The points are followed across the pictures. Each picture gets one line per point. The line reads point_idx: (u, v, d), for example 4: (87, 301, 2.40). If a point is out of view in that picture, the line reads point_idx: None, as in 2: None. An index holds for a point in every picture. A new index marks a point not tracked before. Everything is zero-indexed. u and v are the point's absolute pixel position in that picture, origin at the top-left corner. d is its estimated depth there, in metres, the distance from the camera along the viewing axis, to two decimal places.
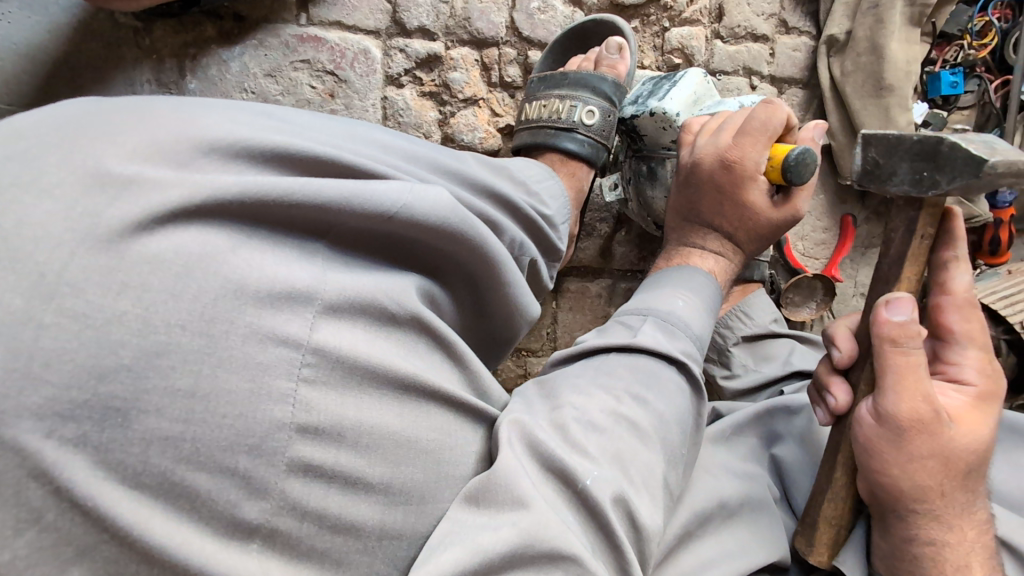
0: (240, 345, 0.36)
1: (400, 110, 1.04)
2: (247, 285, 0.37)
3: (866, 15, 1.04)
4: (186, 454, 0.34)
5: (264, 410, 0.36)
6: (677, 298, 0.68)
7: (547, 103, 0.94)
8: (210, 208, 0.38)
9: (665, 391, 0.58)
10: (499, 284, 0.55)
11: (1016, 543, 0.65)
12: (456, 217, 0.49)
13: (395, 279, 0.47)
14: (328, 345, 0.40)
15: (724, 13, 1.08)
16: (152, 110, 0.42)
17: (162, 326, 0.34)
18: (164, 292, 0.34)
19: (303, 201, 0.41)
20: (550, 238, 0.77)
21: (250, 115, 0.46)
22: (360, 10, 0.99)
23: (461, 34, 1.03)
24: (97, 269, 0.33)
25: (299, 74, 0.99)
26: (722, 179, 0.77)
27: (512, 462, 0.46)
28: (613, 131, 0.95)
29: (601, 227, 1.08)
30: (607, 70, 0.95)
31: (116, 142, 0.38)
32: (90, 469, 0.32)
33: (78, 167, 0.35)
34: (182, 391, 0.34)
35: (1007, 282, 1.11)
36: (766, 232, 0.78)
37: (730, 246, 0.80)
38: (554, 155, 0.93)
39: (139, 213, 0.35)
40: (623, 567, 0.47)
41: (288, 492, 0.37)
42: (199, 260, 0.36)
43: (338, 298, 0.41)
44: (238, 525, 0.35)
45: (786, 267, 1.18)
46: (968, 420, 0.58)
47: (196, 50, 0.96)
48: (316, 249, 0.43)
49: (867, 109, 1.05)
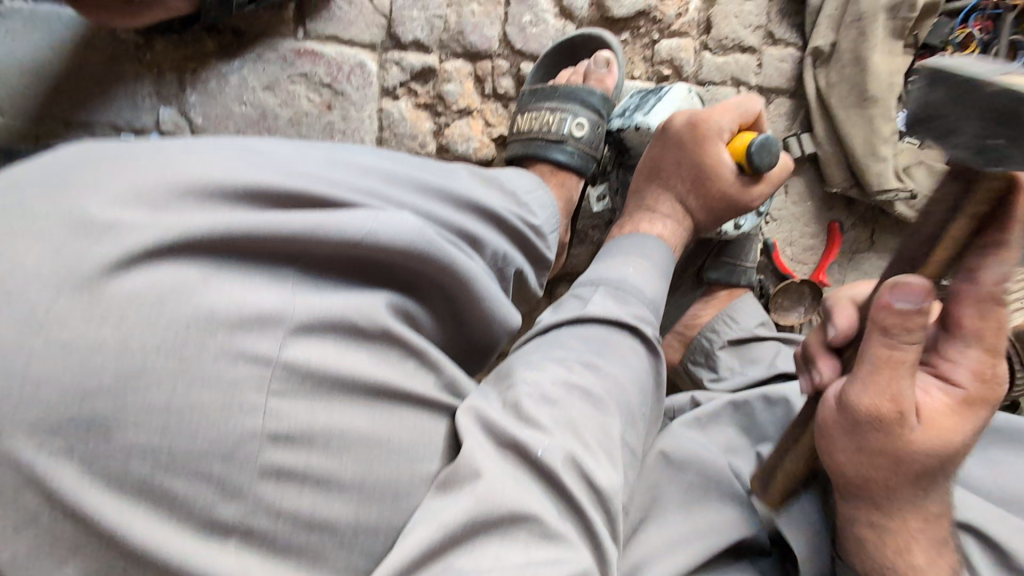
0: (211, 363, 0.38)
1: (396, 121, 1.06)
2: (216, 312, 0.39)
3: (850, 28, 1.06)
4: (163, 461, 0.36)
5: (237, 422, 0.38)
6: (630, 266, 0.74)
7: (538, 115, 0.96)
8: (184, 244, 0.40)
9: (615, 356, 0.62)
10: (474, 297, 0.58)
11: (983, 535, 0.69)
12: (423, 239, 0.51)
13: (365, 295, 0.48)
14: (297, 360, 0.42)
15: (712, 25, 1.10)
16: (135, 152, 0.44)
17: (140, 349, 0.36)
18: (142, 322, 0.37)
19: (266, 233, 0.43)
20: (537, 248, 0.80)
21: (222, 153, 0.47)
22: (356, 25, 1.02)
23: (455, 47, 1.05)
24: (79, 308, 0.35)
25: (297, 88, 1.01)
26: (685, 142, 0.83)
27: (472, 443, 0.49)
28: (601, 142, 0.98)
29: (593, 235, 1.10)
30: (596, 83, 0.98)
31: (97, 185, 0.40)
32: (78, 475, 0.34)
33: (63, 212, 0.38)
34: (158, 408, 0.36)
35: None
36: (715, 204, 0.86)
37: (683, 215, 0.87)
38: (545, 166, 0.95)
39: (117, 255, 0.37)
40: (587, 526, 0.50)
41: (261, 494, 0.39)
42: (172, 296, 0.38)
43: (308, 317, 0.43)
44: (216, 524, 0.38)
45: (775, 272, 1.21)
46: (884, 375, 0.60)
47: (196, 64, 0.98)
48: (288, 275, 0.45)
49: (851, 119, 1.08)
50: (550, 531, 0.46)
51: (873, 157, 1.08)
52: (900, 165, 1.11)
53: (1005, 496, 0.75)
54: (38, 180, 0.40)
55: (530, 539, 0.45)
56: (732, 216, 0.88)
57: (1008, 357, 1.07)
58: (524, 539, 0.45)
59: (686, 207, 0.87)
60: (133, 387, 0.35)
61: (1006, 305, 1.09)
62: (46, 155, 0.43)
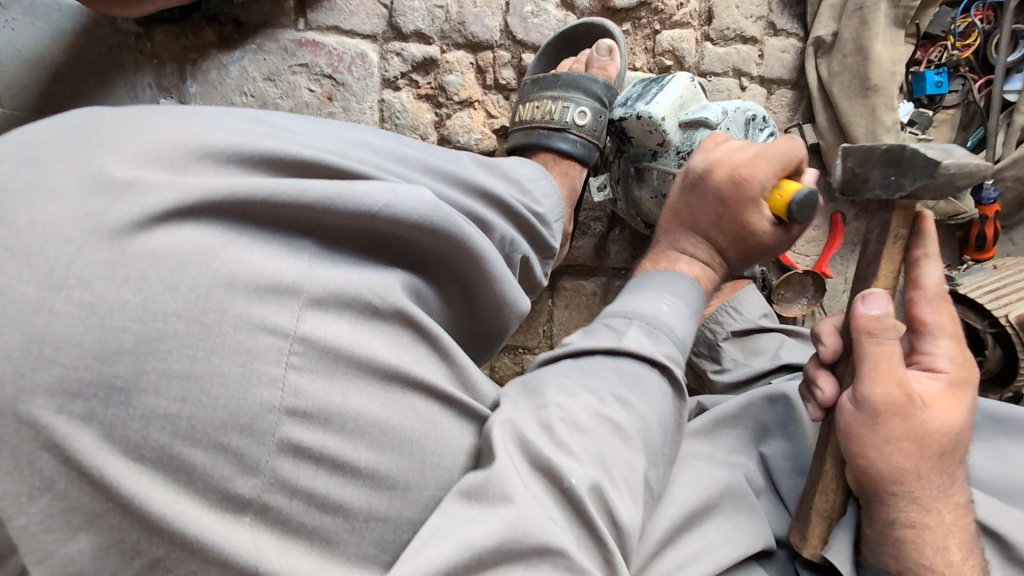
0: (232, 333, 0.38)
1: (397, 112, 1.06)
2: (237, 279, 0.39)
3: (852, 16, 1.06)
4: (183, 430, 0.36)
5: (256, 394, 0.38)
6: (662, 301, 0.70)
7: (540, 104, 0.96)
8: (202, 207, 0.39)
9: (646, 392, 0.60)
10: (486, 280, 0.57)
11: (992, 523, 0.68)
12: (439, 215, 0.51)
13: (380, 274, 0.48)
14: (315, 336, 0.41)
15: (713, 16, 1.10)
16: (152, 112, 0.43)
17: (160, 313, 0.36)
18: (162, 284, 0.36)
19: (288, 201, 0.43)
20: (543, 236, 0.79)
21: (242, 122, 0.47)
22: (356, 15, 1.01)
23: (456, 38, 1.05)
24: (100, 263, 0.35)
25: (298, 78, 1.01)
26: (727, 195, 0.75)
27: (504, 461, 0.48)
28: (604, 132, 0.97)
29: (595, 226, 1.12)
30: (598, 71, 0.97)
31: (117, 145, 0.39)
32: (95, 440, 0.34)
33: (82, 169, 0.37)
34: (177, 372, 0.36)
35: (993, 277, 1.14)
36: (754, 253, 0.78)
37: (714, 268, 0.81)
38: (547, 155, 0.95)
39: (138, 213, 0.37)
40: (606, 556, 0.49)
41: (279, 469, 0.39)
42: (195, 258, 0.38)
43: (324, 292, 0.43)
44: (231, 497, 0.37)
45: (778, 265, 1.22)
46: (942, 405, 0.62)
47: (196, 55, 0.98)
48: (305, 246, 0.45)
49: (855, 108, 1.08)
50: (574, 564, 0.46)
51: None
52: None
53: (1012, 482, 0.75)
54: (52, 137, 0.39)
55: (552, 573, 0.45)
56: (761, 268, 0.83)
57: (1013, 346, 1.06)
58: (548, 572, 0.45)
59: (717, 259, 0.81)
60: (154, 353, 0.35)
61: (1009, 295, 1.09)
62: (66, 112, 0.42)
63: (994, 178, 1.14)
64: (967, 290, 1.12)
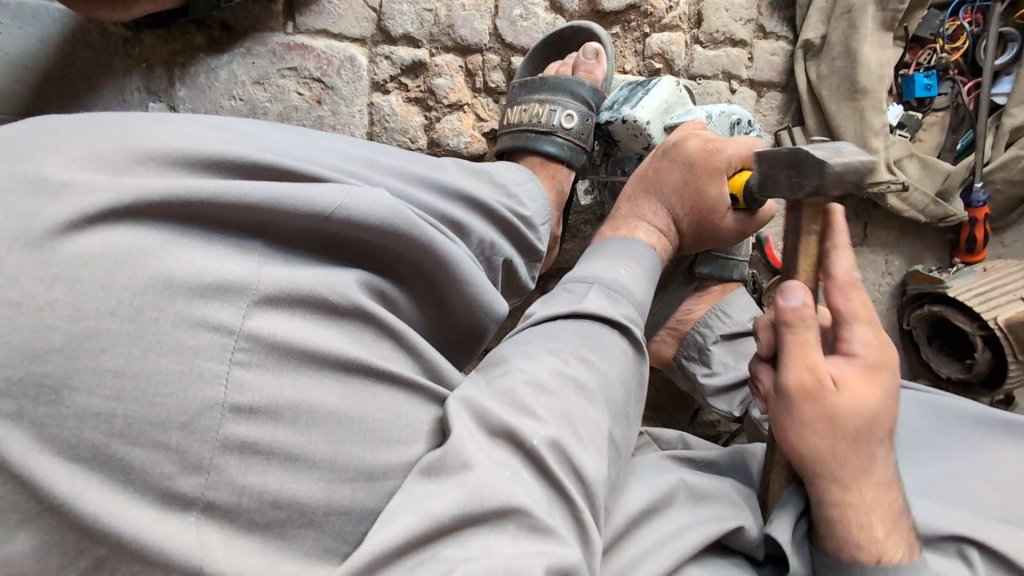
0: (170, 330, 0.38)
1: (387, 116, 1.06)
2: (175, 278, 0.39)
3: (840, 19, 1.06)
4: (117, 429, 0.35)
5: (196, 392, 0.38)
6: (620, 268, 0.72)
7: (528, 108, 0.96)
8: (140, 209, 0.39)
9: (604, 349, 0.61)
10: (453, 280, 0.57)
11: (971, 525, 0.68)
12: (395, 217, 0.51)
13: (334, 271, 0.48)
14: (261, 332, 0.41)
15: (703, 19, 1.11)
16: (102, 121, 0.44)
17: (92, 312, 0.36)
18: (94, 283, 0.36)
19: (231, 201, 0.43)
20: (528, 239, 0.79)
21: (202, 127, 0.48)
22: (346, 19, 1.02)
23: (446, 41, 1.05)
24: (29, 263, 0.35)
25: (287, 82, 1.01)
26: (694, 165, 0.82)
27: (461, 432, 0.48)
28: (591, 135, 0.97)
29: (585, 229, 1.12)
30: (585, 75, 0.98)
31: (62, 151, 0.40)
32: (28, 442, 0.33)
33: (20, 173, 0.38)
34: (111, 370, 0.36)
35: (983, 279, 1.14)
36: (707, 229, 0.85)
37: (670, 236, 0.85)
38: (535, 158, 0.95)
39: (69, 213, 0.37)
40: (575, 515, 0.49)
41: (223, 467, 0.38)
42: (127, 258, 0.38)
43: (275, 291, 0.43)
44: (172, 496, 0.37)
45: (768, 267, 1.21)
46: (858, 382, 0.63)
47: (184, 59, 0.98)
48: (254, 247, 0.45)
49: (844, 112, 1.08)
50: (539, 522, 0.45)
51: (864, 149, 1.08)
52: (890, 158, 1.11)
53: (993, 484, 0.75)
54: None
55: (518, 531, 0.44)
56: (710, 246, 0.89)
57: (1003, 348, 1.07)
58: (513, 531, 0.44)
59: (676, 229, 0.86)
60: (88, 352, 0.35)
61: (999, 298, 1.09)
62: (16, 122, 0.43)
63: (984, 181, 1.14)
64: (957, 293, 1.13)
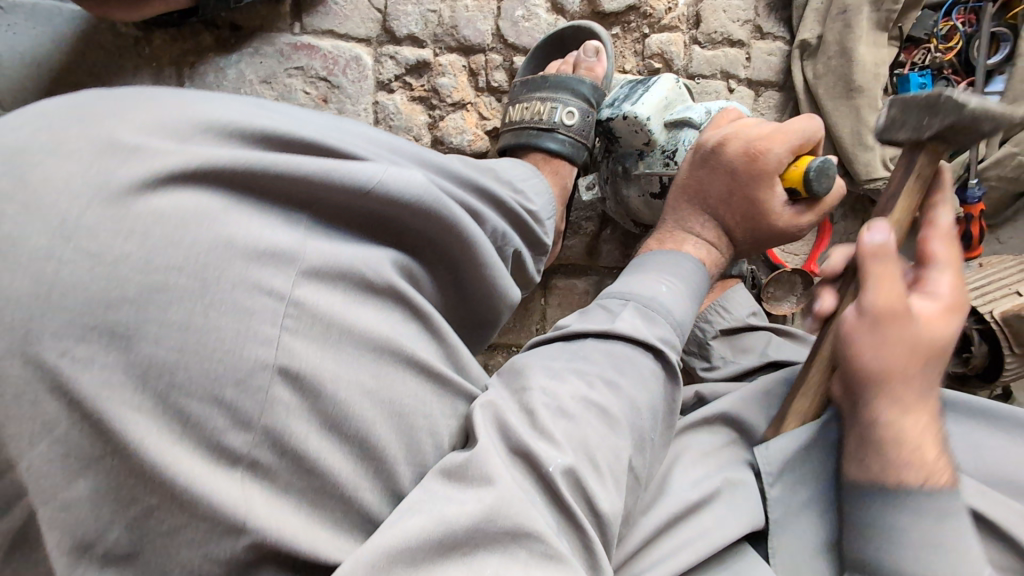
0: (229, 291, 0.40)
1: (391, 114, 1.08)
2: (236, 242, 0.41)
3: (835, 20, 1.09)
4: (178, 381, 0.38)
5: (249, 351, 0.40)
6: (661, 284, 0.73)
7: (529, 105, 0.98)
8: (205, 172, 0.42)
9: (630, 369, 0.61)
10: (478, 264, 0.59)
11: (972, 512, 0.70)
12: (431, 195, 0.52)
13: (371, 249, 0.50)
14: (307, 301, 0.43)
15: (701, 20, 1.13)
16: (161, 95, 0.46)
17: (159, 268, 0.38)
18: (162, 240, 0.38)
19: (284, 172, 0.45)
20: (536, 233, 0.81)
21: (254, 105, 0.50)
22: (352, 19, 1.04)
23: (450, 41, 1.07)
24: (108, 217, 0.37)
25: (293, 81, 1.03)
26: (740, 173, 0.79)
27: (485, 443, 0.49)
28: (592, 131, 0.99)
29: (586, 226, 1.19)
30: (585, 72, 1.00)
31: (126, 118, 0.42)
32: (103, 384, 0.36)
33: (94, 137, 0.40)
34: (176, 324, 0.38)
35: (979, 274, 1.16)
36: (764, 235, 0.82)
37: (717, 244, 0.84)
38: (537, 155, 0.97)
39: (143, 174, 0.39)
40: (585, 545, 0.50)
41: (271, 427, 0.40)
42: (195, 219, 0.40)
43: (320, 263, 0.45)
44: (224, 451, 0.39)
45: (766, 263, 1.23)
46: (937, 320, 0.62)
47: (194, 58, 1.00)
48: (300, 219, 0.46)
49: (840, 109, 1.10)
50: (550, 549, 0.46)
51: (860, 147, 1.09)
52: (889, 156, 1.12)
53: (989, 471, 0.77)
54: (62, 112, 0.41)
55: (530, 558, 0.45)
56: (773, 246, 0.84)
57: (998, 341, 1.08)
58: (525, 556, 0.45)
59: (723, 234, 0.84)
60: (129, 316, 0.37)
61: (995, 292, 1.11)
62: (77, 92, 0.44)
63: (978, 178, 1.16)
64: None
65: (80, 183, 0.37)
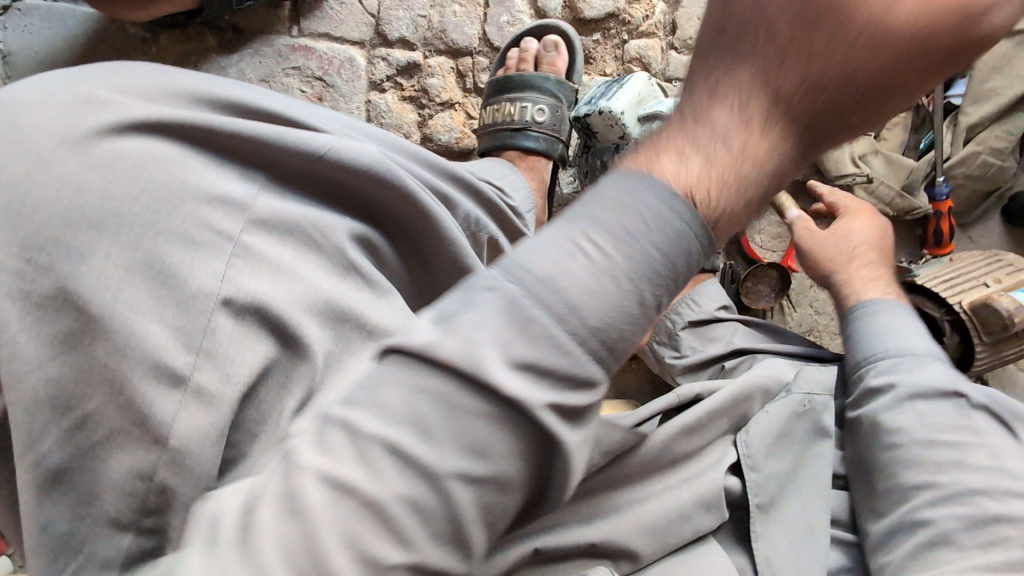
0: (180, 224, 0.43)
1: (382, 112, 1.13)
2: (189, 184, 0.45)
3: None
4: (124, 298, 0.40)
5: (194, 281, 0.43)
6: None
7: (500, 108, 1.03)
8: (166, 123, 0.46)
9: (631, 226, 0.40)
10: (440, 236, 0.59)
11: None
12: (380, 163, 0.54)
13: (323, 214, 0.52)
14: (253, 248, 0.46)
15: (676, 27, 1.21)
16: (147, 68, 0.52)
17: (119, 200, 0.42)
18: (125, 176, 0.43)
19: (240, 132, 0.49)
20: (514, 224, 0.84)
21: (229, 82, 0.55)
22: (346, 24, 1.10)
23: (439, 45, 1.14)
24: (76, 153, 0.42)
25: (291, 80, 1.09)
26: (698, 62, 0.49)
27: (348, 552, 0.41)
28: (565, 125, 1.06)
29: None
30: (547, 67, 1.08)
31: (111, 81, 0.47)
32: (58, 292, 0.39)
33: (74, 93, 0.45)
34: (130, 249, 0.41)
35: (948, 267, 1.20)
36: (823, 93, 0.38)
37: (726, 134, 0.39)
38: (514, 153, 1.03)
39: (110, 121, 0.44)
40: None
41: (215, 349, 0.43)
42: (152, 162, 0.44)
43: (267, 216, 0.48)
44: (164, 371, 0.40)
45: (744, 257, 1.27)
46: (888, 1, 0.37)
47: (197, 58, 1.06)
48: (255, 178, 0.50)
49: None
50: None
51: None
52: (855, 153, 1.19)
53: None
54: (58, 76, 0.47)
55: None
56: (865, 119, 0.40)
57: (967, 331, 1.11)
58: None
59: (741, 118, 0.39)
60: (80, 238, 0.40)
61: (964, 284, 1.15)
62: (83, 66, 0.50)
63: (945, 175, 1.21)
64: (922, 280, 1.18)
65: (54, 129, 0.42)
